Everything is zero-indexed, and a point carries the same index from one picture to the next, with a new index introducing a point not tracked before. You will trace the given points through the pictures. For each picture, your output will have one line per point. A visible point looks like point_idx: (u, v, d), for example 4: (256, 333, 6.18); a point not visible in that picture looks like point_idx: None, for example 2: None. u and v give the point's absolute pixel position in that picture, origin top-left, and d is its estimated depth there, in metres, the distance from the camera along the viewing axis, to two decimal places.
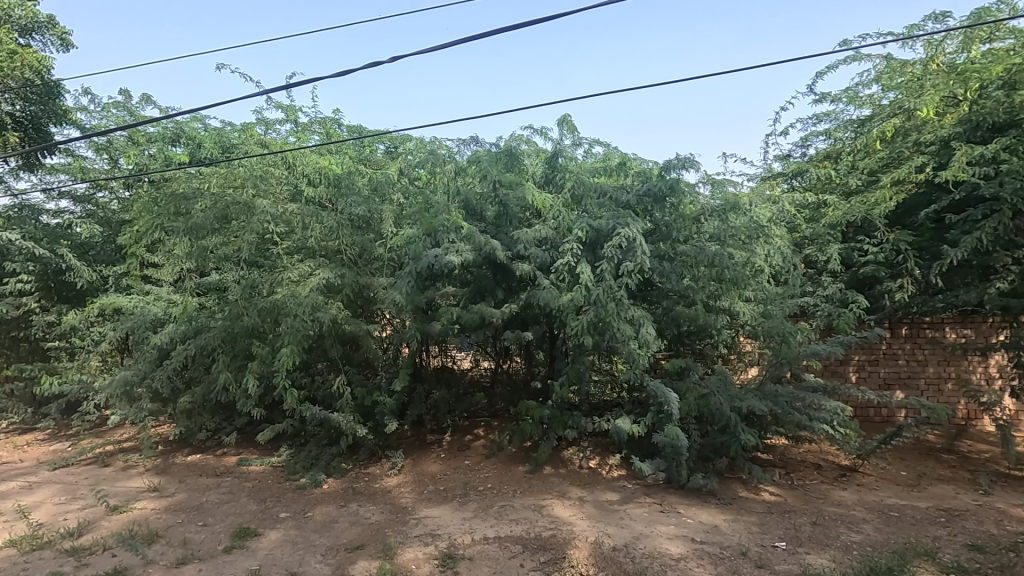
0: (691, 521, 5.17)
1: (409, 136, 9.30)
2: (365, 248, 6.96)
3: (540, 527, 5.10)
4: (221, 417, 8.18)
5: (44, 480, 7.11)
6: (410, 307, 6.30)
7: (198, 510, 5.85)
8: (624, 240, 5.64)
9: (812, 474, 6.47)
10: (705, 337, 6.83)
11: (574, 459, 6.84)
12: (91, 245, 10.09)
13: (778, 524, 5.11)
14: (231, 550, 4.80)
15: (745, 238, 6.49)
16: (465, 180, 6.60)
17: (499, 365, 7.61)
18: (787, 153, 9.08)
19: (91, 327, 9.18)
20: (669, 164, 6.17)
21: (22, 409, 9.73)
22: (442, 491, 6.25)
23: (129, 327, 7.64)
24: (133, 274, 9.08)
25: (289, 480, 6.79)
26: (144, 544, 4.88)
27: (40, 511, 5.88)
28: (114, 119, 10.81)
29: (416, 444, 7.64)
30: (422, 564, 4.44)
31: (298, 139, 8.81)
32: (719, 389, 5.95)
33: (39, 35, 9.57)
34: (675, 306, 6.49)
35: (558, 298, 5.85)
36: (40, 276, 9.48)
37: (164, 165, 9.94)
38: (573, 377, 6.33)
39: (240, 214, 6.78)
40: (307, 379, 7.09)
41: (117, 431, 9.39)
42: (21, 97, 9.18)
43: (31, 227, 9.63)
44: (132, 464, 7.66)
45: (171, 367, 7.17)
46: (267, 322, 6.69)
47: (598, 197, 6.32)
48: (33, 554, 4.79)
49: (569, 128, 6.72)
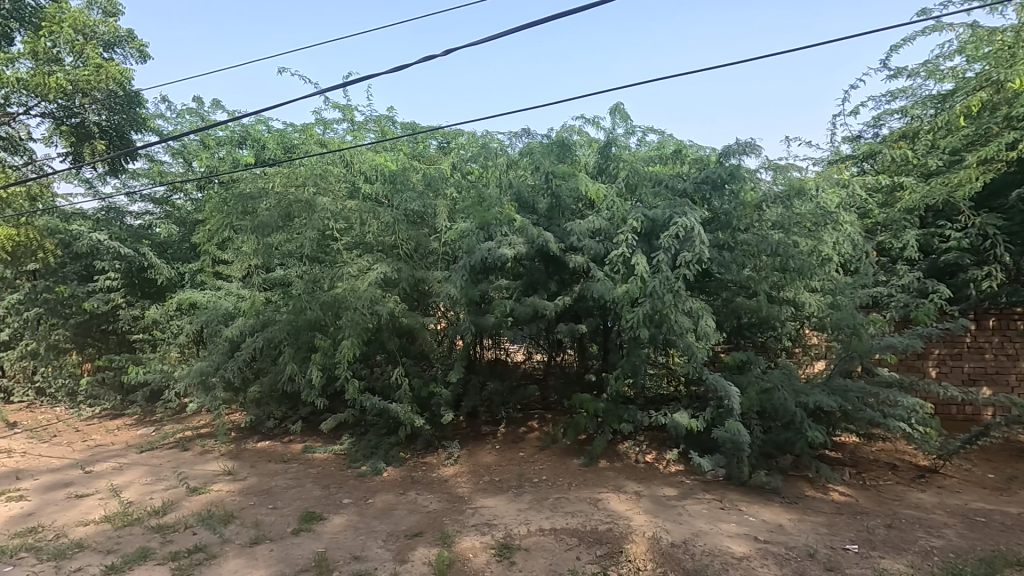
0: (754, 519, 5.00)
1: (461, 131, 9.35)
2: (420, 242, 7.14)
3: (596, 520, 5.08)
4: (288, 406, 8.60)
5: (133, 462, 7.69)
6: (464, 300, 6.36)
7: (267, 494, 6.18)
8: (681, 229, 5.50)
9: (886, 474, 6.12)
10: (767, 330, 6.60)
11: (630, 453, 6.77)
12: (169, 245, 10.80)
13: (848, 526, 4.85)
14: (299, 533, 5.05)
15: (811, 226, 6.19)
16: (517, 173, 6.63)
17: (552, 358, 7.64)
18: (857, 134, 8.55)
19: (170, 320, 9.82)
20: (729, 149, 5.97)
21: (113, 397, 10.60)
22: (498, 482, 6.32)
23: (203, 321, 8.11)
24: (206, 270, 9.63)
25: (351, 467, 7.05)
26: (221, 524, 5.21)
27: (131, 491, 6.38)
28: (188, 124, 11.47)
29: (472, 435, 7.77)
30: (479, 553, 4.51)
31: (354, 137, 9.11)
32: (783, 383, 5.72)
33: (121, 48, 10.14)
34: (735, 298, 6.30)
35: (613, 290, 5.77)
36: (126, 274, 10.26)
37: (232, 167, 10.47)
38: (629, 370, 6.23)
39: (302, 212, 7.03)
40: (366, 370, 7.30)
41: (195, 418, 10.04)
42: (107, 108, 9.76)
43: (117, 228, 10.43)
44: (209, 449, 8.19)
45: (241, 358, 7.59)
46: (329, 316, 6.94)
47: (654, 186, 6.21)
48: (125, 529, 5.20)
49: (622, 116, 6.62)
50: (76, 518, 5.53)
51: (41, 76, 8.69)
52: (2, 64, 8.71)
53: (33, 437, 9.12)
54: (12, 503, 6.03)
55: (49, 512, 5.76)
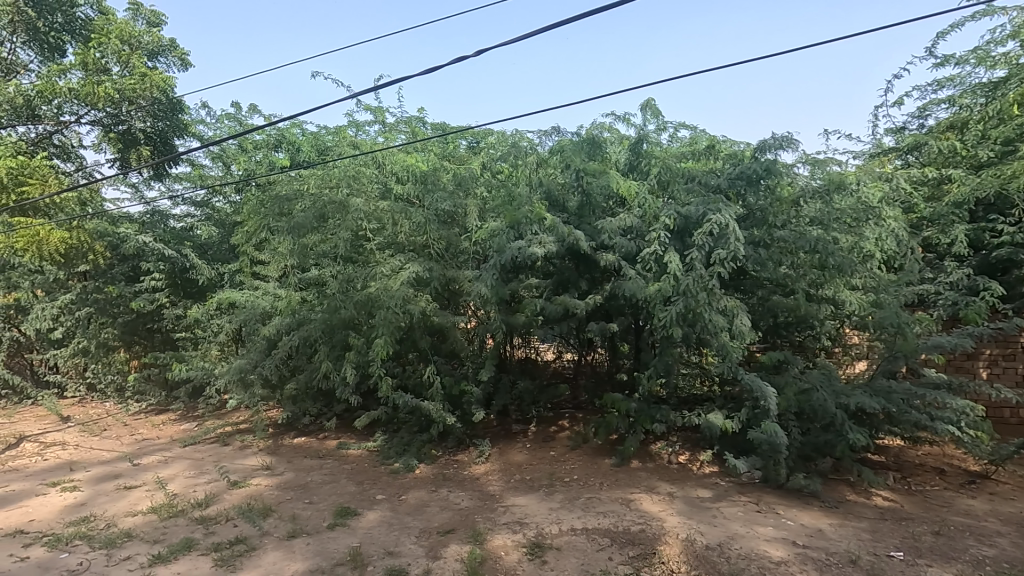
0: (792, 523, 4.87)
1: (491, 130, 9.39)
2: (451, 242, 7.21)
3: (628, 520, 5.03)
4: (322, 403, 8.78)
5: (177, 456, 7.98)
6: (494, 300, 6.39)
7: (303, 489, 6.33)
8: (715, 227, 5.41)
9: (933, 479, 5.88)
10: (805, 329, 6.43)
11: (662, 454, 6.68)
12: (209, 246, 11.17)
13: (893, 532, 4.68)
14: (334, 528, 5.15)
15: (852, 221, 6.00)
16: (547, 171, 6.63)
17: (582, 357, 7.61)
18: (901, 125, 8.23)
19: (211, 319, 10.14)
20: (765, 144, 5.83)
21: (158, 393, 11.02)
22: (529, 481, 6.32)
23: (242, 320, 8.34)
24: (245, 271, 9.92)
25: (383, 464, 7.17)
26: (260, 517, 5.37)
27: (175, 483, 6.63)
28: (227, 129, 11.83)
29: (502, 433, 7.80)
30: (511, 551, 4.52)
31: (386, 139, 9.28)
32: (822, 384, 5.57)
33: (164, 57, 10.50)
34: (771, 296, 6.16)
35: (644, 288, 5.70)
36: (169, 275, 10.65)
37: (268, 170, 10.75)
38: (661, 369, 6.15)
39: (336, 213, 7.17)
40: (398, 368, 7.39)
41: (234, 414, 10.35)
42: (152, 114, 10.05)
43: (161, 231, 10.81)
44: (248, 444, 8.45)
45: (278, 356, 7.79)
46: (362, 315, 7.07)
47: (686, 183, 6.13)
48: (171, 520, 5.40)
49: (653, 113, 6.54)
50: (125, 509, 5.77)
51: (91, 85, 9.08)
52: (56, 75, 9.14)
53: (85, 431, 9.56)
54: (67, 493, 6.33)
55: (100, 502, 6.02)
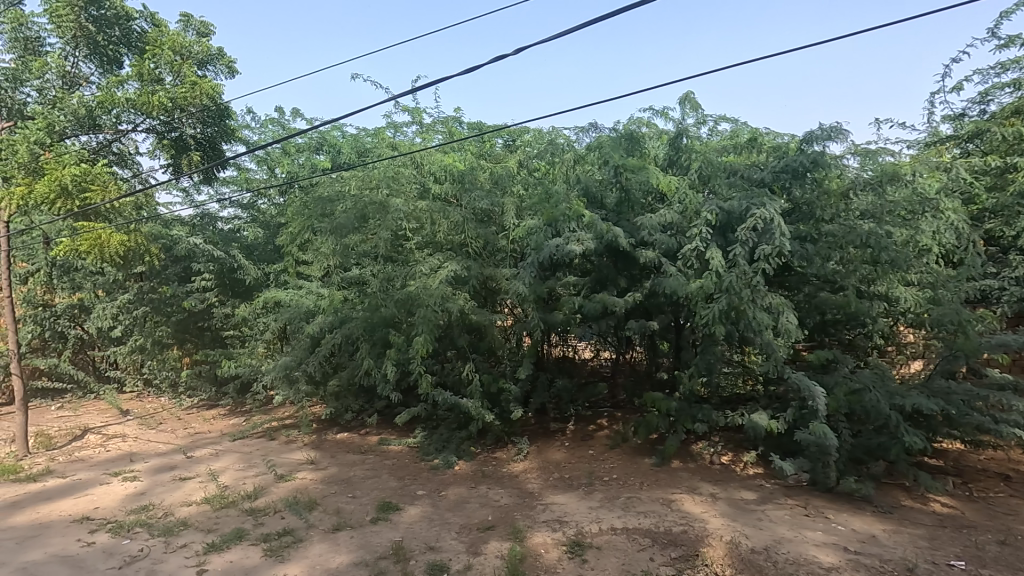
0: (843, 528, 4.70)
1: (528, 128, 9.40)
2: (488, 240, 7.25)
3: (670, 521, 4.95)
4: (364, 399, 8.97)
5: (227, 449, 8.30)
6: (532, 298, 6.38)
7: (346, 483, 6.49)
8: (759, 221, 5.26)
9: (997, 486, 5.55)
10: (855, 327, 6.16)
11: (704, 454, 6.55)
12: (255, 247, 11.56)
13: (953, 540, 4.45)
14: (377, 522, 5.26)
15: (907, 214, 5.73)
16: (584, 168, 6.59)
17: (621, 355, 7.53)
18: (960, 112, 7.80)
19: (257, 317, 10.50)
20: (811, 135, 5.65)
21: (208, 389, 11.48)
22: (568, 479, 6.30)
23: (287, 318, 8.59)
24: (289, 271, 10.24)
25: (424, 460, 7.28)
26: (306, 510, 5.53)
27: (227, 476, 6.90)
28: (271, 134, 12.20)
29: (540, 431, 7.80)
30: (551, 549, 4.51)
31: (423, 140, 9.40)
32: (875, 384, 5.34)
33: (212, 65, 10.83)
34: (819, 293, 5.93)
35: (685, 285, 5.58)
36: (218, 275, 11.08)
37: (311, 172, 11.05)
38: (702, 368, 6.03)
39: (376, 213, 7.31)
40: (437, 366, 7.48)
41: (280, 410, 10.70)
42: (200, 121, 10.53)
43: (210, 233, 11.24)
44: (294, 439, 8.72)
45: (321, 353, 8.00)
46: (402, 313, 7.18)
47: (728, 177, 5.97)
48: (222, 511, 5.63)
49: (692, 106, 6.42)
50: (181, 499, 6.04)
51: (146, 95, 9.57)
52: (114, 86, 9.61)
53: (143, 424, 10.07)
54: (128, 482, 6.67)
55: (158, 492, 6.33)
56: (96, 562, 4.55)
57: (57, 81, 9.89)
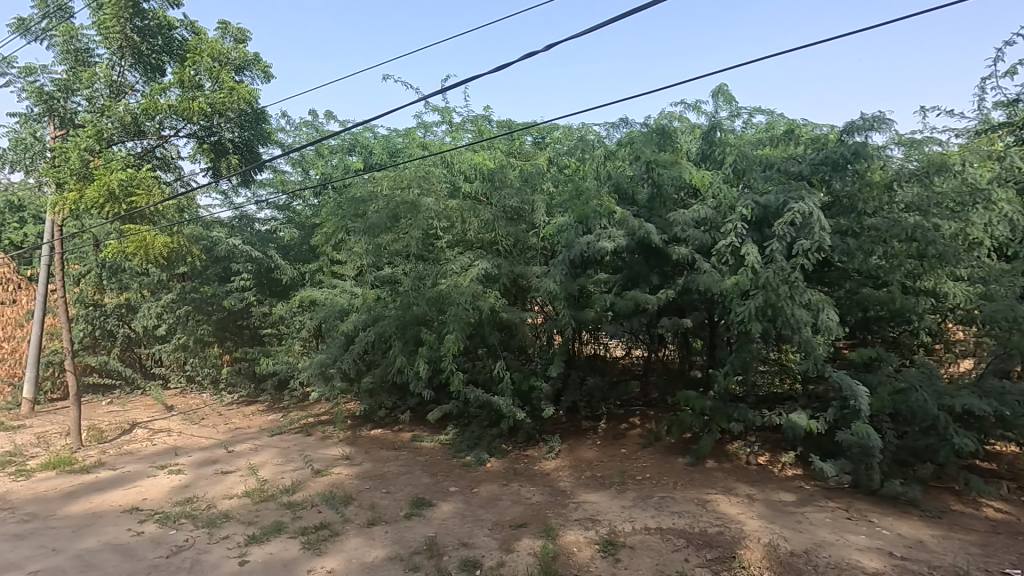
0: (888, 532, 4.53)
1: (557, 124, 9.36)
2: (519, 239, 7.26)
3: (705, 522, 4.87)
4: (397, 396, 9.09)
5: (266, 444, 8.54)
6: (563, 295, 6.35)
7: (381, 479, 6.59)
8: (797, 216, 5.12)
9: None
10: (901, 324, 5.92)
11: (740, 454, 6.41)
12: (291, 247, 11.85)
13: (1008, 547, 4.25)
14: (411, 517, 5.34)
15: (955, 206, 5.50)
16: (615, 164, 6.53)
17: (653, 353, 7.44)
18: (1013, 97, 7.40)
19: (294, 316, 10.76)
20: (853, 125, 5.48)
21: (247, 385, 11.83)
22: (600, 478, 6.26)
23: (322, 317, 8.76)
24: (324, 270, 10.47)
25: (456, 457, 7.34)
26: (342, 505, 5.65)
27: (266, 470, 7.11)
28: (305, 136, 12.45)
29: (572, 429, 7.76)
30: (584, 548, 4.49)
31: (453, 139, 9.47)
32: (922, 383, 5.15)
33: (249, 71, 11.11)
34: (861, 289, 5.73)
35: (720, 282, 5.45)
36: (256, 275, 11.39)
37: (344, 173, 11.26)
38: (738, 366, 5.88)
39: (408, 213, 7.39)
40: (468, 363, 7.53)
41: (316, 406, 10.95)
42: (238, 125, 10.83)
43: (248, 234, 11.57)
44: (329, 435, 8.91)
45: (356, 351, 8.14)
46: (434, 311, 7.26)
47: (764, 170, 5.84)
48: (262, 504, 5.79)
49: (725, 99, 6.28)
50: (223, 492, 6.24)
51: (187, 101, 9.91)
52: (157, 93, 9.96)
53: (186, 419, 10.44)
54: (174, 475, 6.93)
55: (201, 485, 6.56)
56: (145, 551, 4.74)
57: (105, 90, 10.15)
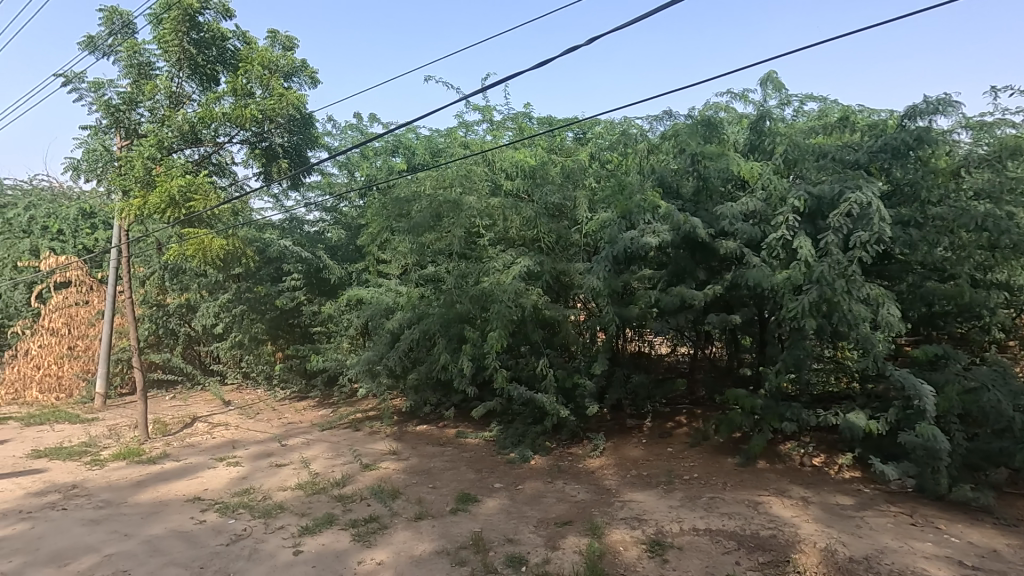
0: (957, 540, 4.28)
1: (599, 119, 9.26)
2: (561, 235, 7.25)
3: (757, 524, 4.72)
4: (441, 393, 9.21)
5: (317, 439, 8.82)
6: (607, 292, 6.26)
7: (427, 474, 6.71)
8: (855, 206, 4.90)
9: None
10: (969, 319, 5.58)
11: (793, 455, 6.18)
12: (338, 247, 12.20)
13: None
14: (457, 512, 5.41)
15: None
16: (659, 157, 6.42)
17: (699, 350, 7.27)
18: None
19: (342, 314, 11.07)
20: (917, 109, 5.17)
21: (299, 381, 12.26)
22: (646, 477, 6.17)
23: (368, 315, 8.94)
24: (370, 269, 10.73)
25: (500, 454, 7.38)
26: (390, 499, 5.78)
27: (318, 463, 7.35)
28: (351, 139, 12.77)
29: (616, 428, 7.67)
30: (630, 547, 4.44)
31: (495, 137, 9.53)
32: (994, 382, 4.86)
33: (298, 78, 11.45)
34: (925, 282, 5.42)
35: (771, 276, 5.25)
36: (306, 275, 11.79)
37: (388, 174, 11.50)
38: (791, 364, 5.66)
39: (450, 212, 7.46)
40: (511, 361, 7.55)
41: (363, 402, 11.24)
42: (288, 130, 11.18)
43: (298, 236, 12.00)
44: (377, 430, 9.13)
45: (401, 348, 8.30)
46: (477, 308, 7.31)
47: (818, 160, 5.61)
48: (315, 496, 5.99)
49: (774, 86, 6.05)
50: (278, 484, 6.50)
51: (240, 109, 10.35)
52: (213, 102, 10.42)
53: (243, 414, 10.91)
54: (232, 467, 7.27)
55: (258, 477, 6.84)
56: (207, 539, 4.98)
57: (165, 100, 10.67)
